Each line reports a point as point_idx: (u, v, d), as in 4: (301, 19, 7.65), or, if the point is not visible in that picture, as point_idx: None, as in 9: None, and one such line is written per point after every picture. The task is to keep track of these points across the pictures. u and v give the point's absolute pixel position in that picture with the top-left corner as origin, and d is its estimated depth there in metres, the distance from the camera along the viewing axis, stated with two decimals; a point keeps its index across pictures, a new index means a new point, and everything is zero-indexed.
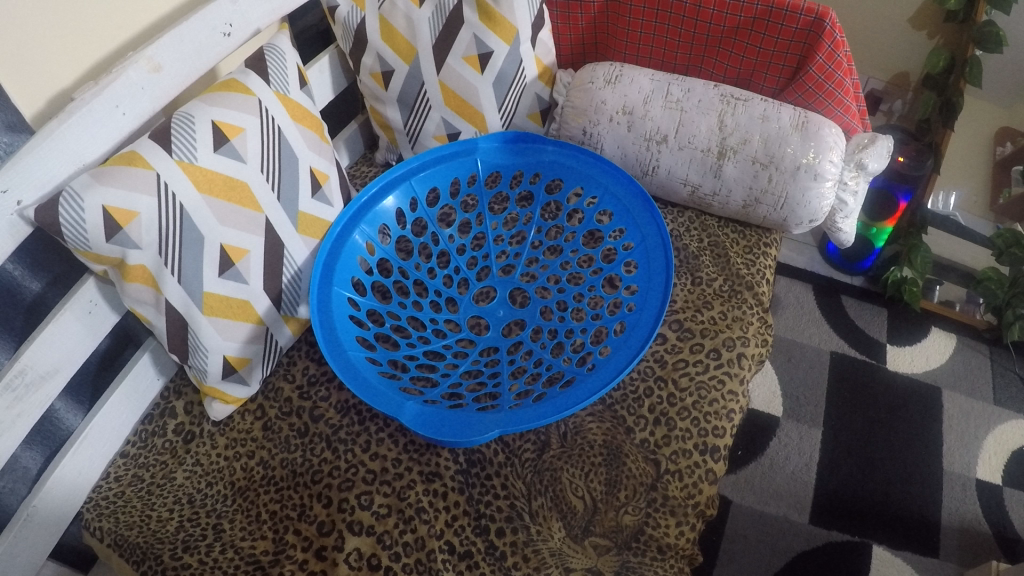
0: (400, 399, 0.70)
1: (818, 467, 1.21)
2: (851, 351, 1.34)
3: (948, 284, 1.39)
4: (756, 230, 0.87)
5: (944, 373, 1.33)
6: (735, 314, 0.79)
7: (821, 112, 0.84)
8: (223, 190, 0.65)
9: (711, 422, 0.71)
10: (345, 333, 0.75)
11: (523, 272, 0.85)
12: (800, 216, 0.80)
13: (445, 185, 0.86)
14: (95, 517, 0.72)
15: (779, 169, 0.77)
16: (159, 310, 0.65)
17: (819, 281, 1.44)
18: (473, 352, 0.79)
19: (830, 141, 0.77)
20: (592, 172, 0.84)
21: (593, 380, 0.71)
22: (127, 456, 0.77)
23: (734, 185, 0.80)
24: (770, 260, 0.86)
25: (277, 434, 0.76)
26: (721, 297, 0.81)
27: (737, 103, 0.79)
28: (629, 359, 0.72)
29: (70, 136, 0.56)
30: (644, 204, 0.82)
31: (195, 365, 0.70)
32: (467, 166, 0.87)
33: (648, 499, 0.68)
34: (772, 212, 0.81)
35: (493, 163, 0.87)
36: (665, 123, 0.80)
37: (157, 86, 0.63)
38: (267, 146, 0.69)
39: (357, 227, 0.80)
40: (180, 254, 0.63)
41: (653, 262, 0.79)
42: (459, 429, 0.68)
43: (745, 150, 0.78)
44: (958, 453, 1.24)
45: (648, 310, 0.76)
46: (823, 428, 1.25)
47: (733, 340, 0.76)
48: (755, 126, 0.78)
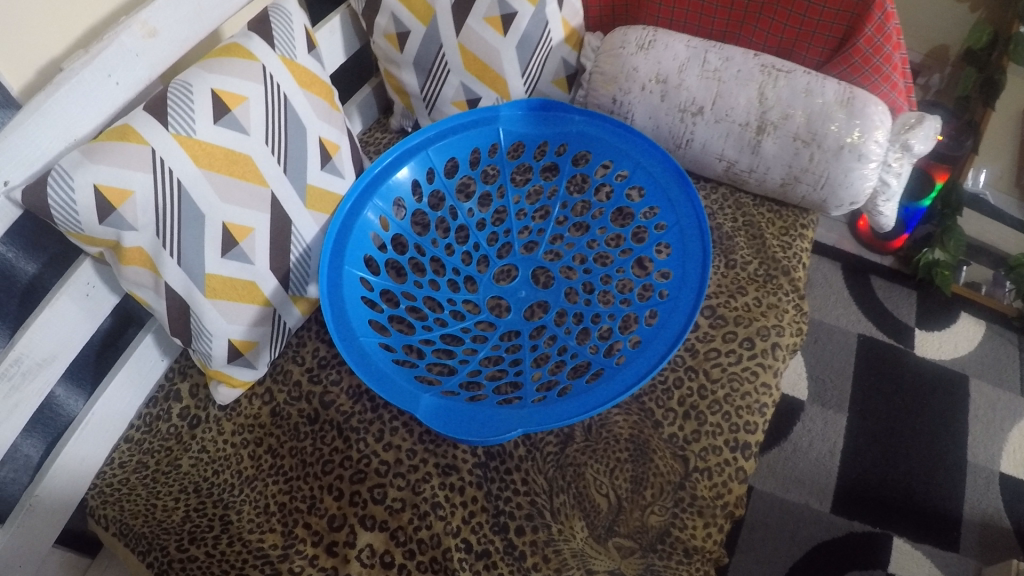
0: (416, 391, 0.68)
1: (841, 455, 1.18)
2: (877, 334, 1.30)
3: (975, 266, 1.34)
4: (794, 210, 0.82)
5: (971, 361, 1.29)
6: (771, 301, 0.75)
7: (866, 88, 0.78)
8: (224, 164, 0.61)
9: (743, 417, 0.68)
10: (357, 317, 0.71)
11: (547, 250, 0.81)
12: (841, 198, 0.75)
13: (464, 155, 0.81)
14: (100, 504, 0.70)
15: (822, 147, 0.72)
16: (159, 293, 0.62)
17: (848, 260, 1.39)
18: (492, 337, 0.76)
19: (876, 119, 0.71)
20: (623, 146, 0.79)
21: (625, 375, 0.68)
22: (131, 441, 0.74)
23: (773, 163, 0.75)
24: (808, 242, 0.81)
25: (286, 420, 0.72)
26: (756, 282, 0.77)
27: (779, 74, 0.74)
28: (662, 354, 0.69)
29: (57, 110, 0.52)
30: (681, 182, 0.77)
31: (199, 348, 0.66)
32: (488, 135, 0.81)
33: (675, 499, 0.65)
34: (811, 192, 0.76)
35: (516, 133, 0.81)
36: (702, 94, 0.75)
37: (152, 53, 0.58)
38: (272, 115, 0.64)
39: (370, 201, 0.75)
40: (179, 234, 0.59)
41: (688, 245, 0.75)
42: (480, 427, 0.65)
43: (787, 126, 0.73)
44: (983, 444, 1.21)
45: (683, 298, 0.72)
46: (848, 414, 1.22)
47: (768, 329, 0.72)
48: (798, 101, 0.72)
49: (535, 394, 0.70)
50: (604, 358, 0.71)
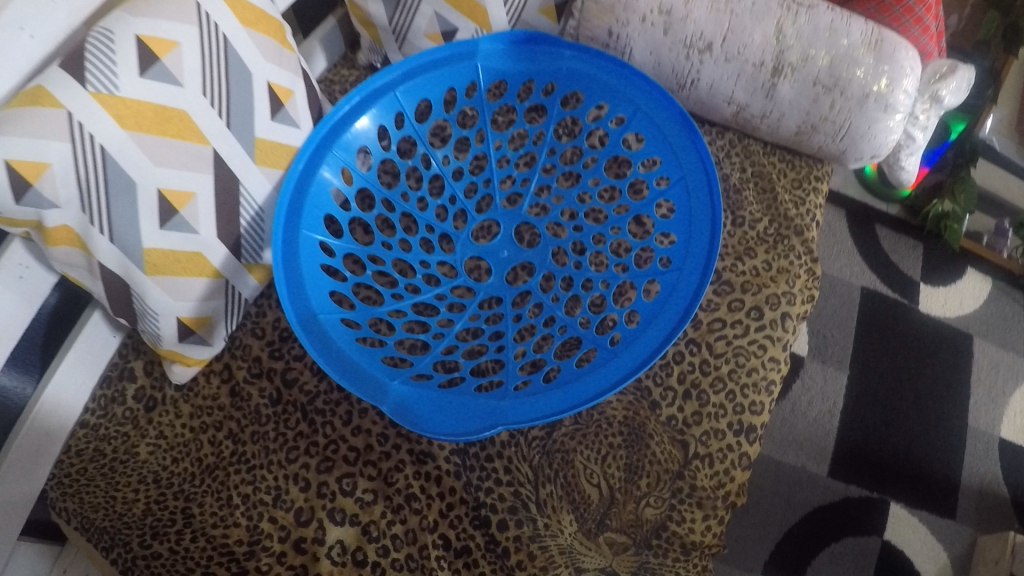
0: (385, 378, 0.63)
1: (841, 414, 1.13)
2: (882, 287, 1.23)
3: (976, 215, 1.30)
4: (808, 160, 0.74)
5: (976, 320, 1.24)
6: (782, 265, 0.68)
7: (896, 29, 0.68)
8: (155, 124, 0.52)
9: (749, 397, 0.63)
10: (318, 294, 0.64)
11: (532, 203, 0.73)
12: (862, 150, 0.68)
13: (438, 96, 0.70)
14: (59, 497, 0.66)
15: (845, 94, 0.64)
16: (93, 273, 0.55)
17: (853, 207, 1.29)
18: (471, 305, 0.70)
19: (905, 64, 0.63)
20: (621, 88, 0.69)
21: (622, 361, 0.64)
22: (86, 427, 0.67)
23: (789, 109, 0.68)
24: (821, 197, 0.74)
25: (246, 402, 0.66)
26: (766, 242, 0.70)
27: (799, 9, 0.64)
28: (670, 331, 0.64)
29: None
30: (687, 129, 0.67)
31: (146, 329, 0.60)
32: (466, 73, 0.70)
33: (673, 489, 0.60)
34: (829, 143, 0.69)
35: (496, 70, 0.70)
36: (711, 29, 0.65)
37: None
38: (209, 61, 0.54)
39: (326, 157, 0.66)
40: (108, 207, 0.52)
41: (695, 207, 0.68)
42: (457, 418, 0.62)
43: (807, 68, 0.64)
44: (984, 408, 1.18)
45: (688, 271, 0.66)
46: (850, 372, 1.16)
47: (778, 297, 0.66)
48: (820, 41, 0.64)
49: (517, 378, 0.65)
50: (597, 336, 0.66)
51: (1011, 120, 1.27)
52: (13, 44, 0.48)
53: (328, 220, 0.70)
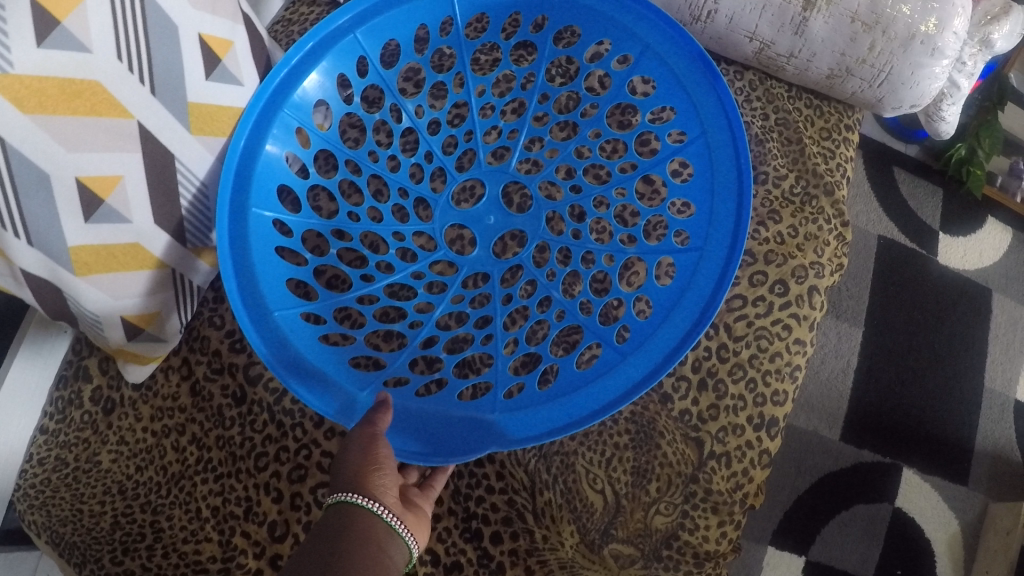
0: (348, 385, 0.57)
1: (855, 374, 1.08)
2: (900, 237, 1.16)
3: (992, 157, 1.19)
4: (837, 105, 0.66)
5: (996, 274, 1.18)
6: (809, 231, 0.60)
7: None
8: (62, 102, 0.43)
9: (771, 386, 0.56)
10: (271, 286, 0.58)
11: (522, 158, 0.65)
12: (901, 99, 0.61)
13: (409, 36, 0.62)
14: (27, 508, 0.60)
15: (887, 34, 0.56)
16: (18, 280, 0.48)
17: (872, 147, 1.20)
18: (452, 284, 0.64)
19: (959, 1, 0.55)
20: (628, 22, 0.60)
21: (629, 366, 0.56)
22: (46, 433, 0.61)
23: (821, 49, 0.59)
24: (852, 147, 0.66)
25: (209, 403, 0.60)
26: (792, 204, 0.62)
27: None
28: (690, 328, 0.56)
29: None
30: (709, 74, 0.58)
31: (88, 329, 0.54)
32: (439, 8, 0.62)
33: (686, 494, 0.55)
34: (864, 89, 0.61)
35: (477, 4, 0.62)
36: None
37: None
38: (124, 16, 0.45)
39: (277, 119, 0.59)
40: (18, 205, 0.44)
41: (718, 177, 0.58)
42: (443, 447, 0.55)
43: (844, 2, 0.56)
44: (1000, 367, 1.13)
45: (713, 249, 0.58)
46: (866, 328, 1.10)
47: (805, 270, 0.59)
48: None
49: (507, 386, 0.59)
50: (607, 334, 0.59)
51: None
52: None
53: (285, 195, 0.63)
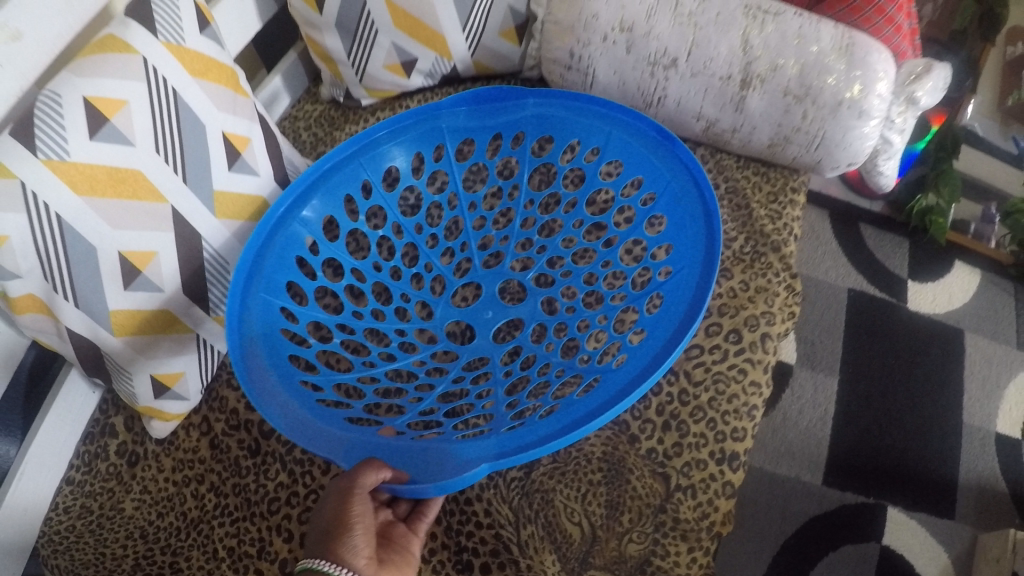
0: (338, 429, 0.58)
1: (833, 422, 1.13)
2: (869, 288, 1.24)
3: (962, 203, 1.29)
4: (783, 171, 0.73)
5: (967, 315, 1.24)
6: (759, 284, 0.67)
7: (868, 32, 0.68)
8: (109, 186, 0.53)
9: (730, 424, 0.62)
10: (274, 354, 0.62)
11: (514, 260, 0.72)
12: (838, 159, 0.68)
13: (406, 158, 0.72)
14: (50, 554, 0.66)
15: (817, 103, 0.64)
16: (63, 337, 0.57)
17: (837, 207, 1.30)
18: (453, 368, 0.68)
19: (879, 68, 0.63)
20: (590, 120, 0.69)
21: (621, 374, 0.58)
22: (72, 483, 0.67)
23: (760, 121, 0.67)
24: (799, 208, 0.73)
25: (226, 454, 0.66)
26: (742, 261, 0.69)
27: (764, 18, 0.64)
28: (663, 347, 0.59)
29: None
30: (665, 140, 0.67)
31: (121, 388, 0.61)
32: (434, 133, 0.72)
33: (656, 523, 0.60)
34: (804, 153, 0.69)
35: (462, 128, 0.72)
36: (675, 44, 0.65)
37: (18, 57, 0.54)
38: (161, 117, 0.55)
39: (298, 210, 0.67)
40: (70, 272, 0.53)
41: (683, 210, 0.65)
42: (442, 465, 0.55)
43: (776, 79, 0.64)
44: (979, 403, 1.17)
45: (690, 267, 0.63)
46: (840, 377, 1.16)
47: (757, 318, 0.66)
48: (788, 49, 0.63)
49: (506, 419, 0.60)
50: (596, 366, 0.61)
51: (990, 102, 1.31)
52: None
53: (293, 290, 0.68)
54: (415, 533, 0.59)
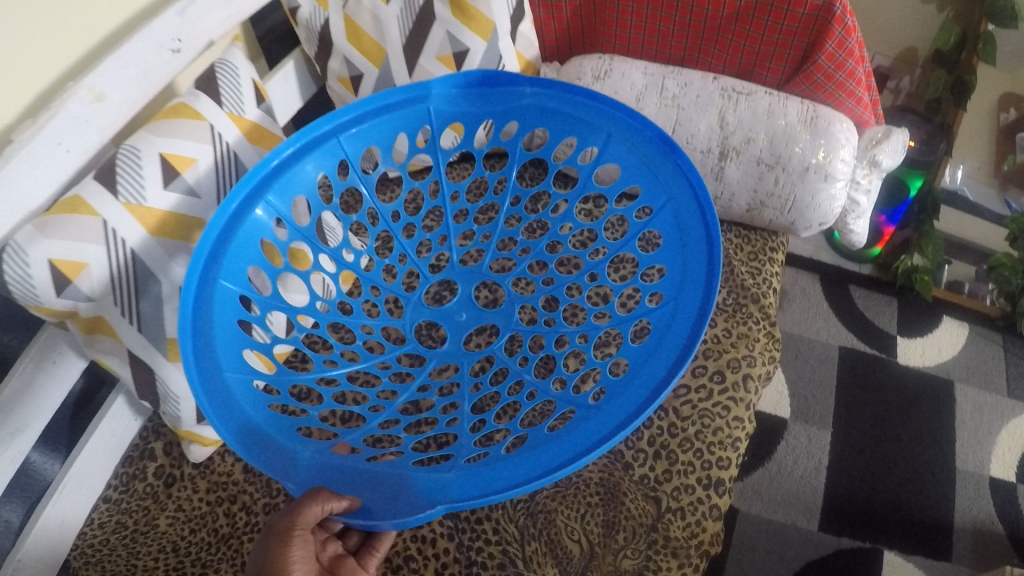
0: (294, 447, 0.63)
1: (827, 471, 1.17)
2: (859, 345, 1.30)
3: (956, 264, 1.36)
4: (762, 234, 0.84)
5: (956, 366, 1.29)
6: (741, 331, 0.76)
7: (832, 104, 0.84)
8: (177, 230, 0.64)
9: (716, 454, 0.69)
10: (226, 355, 0.64)
11: (493, 260, 0.81)
12: (809, 219, 0.76)
13: (386, 141, 0.73)
14: (82, 565, 0.70)
15: (786, 169, 0.73)
16: (123, 360, 0.64)
17: (826, 270, 1.38)
18: (419, 376, 0.75)
19: (841, 137, 0.73)
20: (592, 120, 0.72)
21: (605, 414, 0.62)
22: (109, 501, 0.74)
23: (737, 188, 0.77)
24: (778, 265, 0.83)
25: (259, 477, 0.74)
26: (725, 312, 0.78)
27: (738, 98, 0.76)
28: (656, 387, 0.63)
29: (9, 183, 0.55)
30: (667, 150, 0.70)
31: (167, 412, 0.68)
32: (420, 116, 0.73)
33: (648, 541, 0.65)
34: (778, 216, 0.78)
35: (450, 115, 0.73)
36: (662, 122, 0.77)
37: (101, 117, 0.62)
38: (222, 176, 0.67)
39: (262, 199, 0.68)
40: (136, 300, 0.62)
41: (688, 234, 0.69)
42: (389, 504, 0.60)
43: (749, 150, 0.74)
44: (971, 449, 1.21)
45: (686, 300, 0.67)
46: (833, 428, 1.21)
47: (739, 361, 0.73)
48: (760, 123, 0.74)
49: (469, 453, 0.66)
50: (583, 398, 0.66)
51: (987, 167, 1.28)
52: (55, 161, 0.59)
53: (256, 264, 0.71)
54: (364, 566, 0.62)
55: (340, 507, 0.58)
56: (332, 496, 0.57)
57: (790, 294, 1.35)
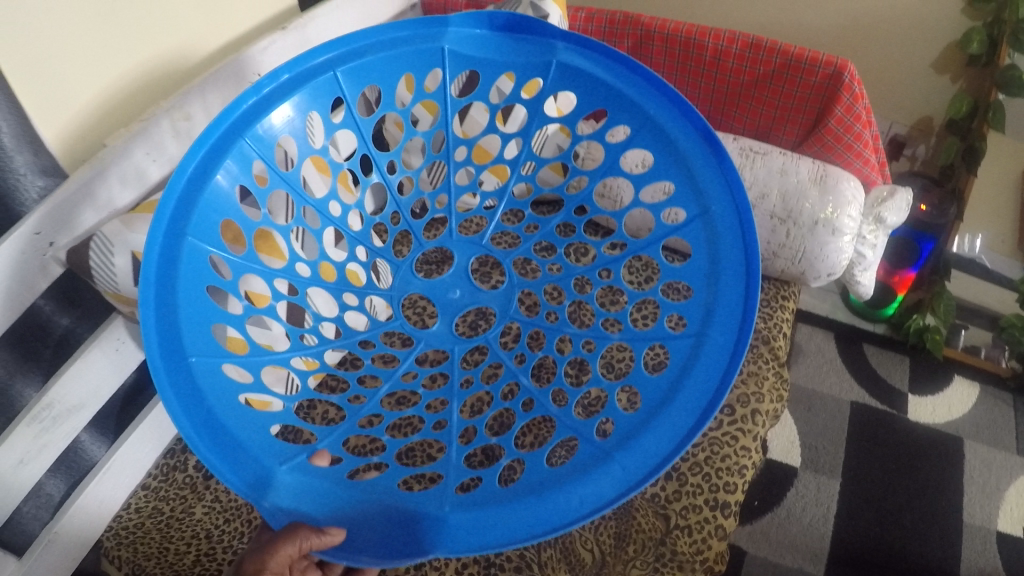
0: (272, 469, 0.58)
1: (835, 519, 1.19)
2: (872, 401, 1.32)
3: (973, 329, 1.37)
4: (775, 283, 0.89)
5: (966, 424, 1.31)
6: (751, 369, 0.81)
7: (840, 164, 0.90)
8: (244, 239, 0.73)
9: (723, 478, 0.72)
10: (191, 321, 0.59)
11: (493, 231, 0.81)
12: (819, 270, 0.83)
13: (386, 86, 0.67)
14: (115, 545, 0.75)
15: (797, 223, 0.81)
16: None
17: (841, 328, 1.43)
18: (406, 362, 0.77)
19: (848, 194, 0.80)
20: (630, 92, 0.64)
21: (626, 463, 0.57)
22: (147, 489, 0.80)
23: None
24: (789, 312, 0.88)
25: None
26: None
27: (756, 156, 0.85)
28: (671, 451, 0.57)
29: (99, 181, 0.66)
30: (714, 152, 0.62)
31: None
32: (428, 59, 0.67)
33: (657, 554, 0.69)
34: (790, 266, 0.84)
35: (464, 58, 0.66)
36: None
37: (186, 132, 0.74)
38: None
39: (233, 151, 0.62)
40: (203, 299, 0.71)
41: (726, 262, 0.62)
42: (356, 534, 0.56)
43: (762, 204, 0.82)
44: (979, 504, 1.22)
45: (718, 339, 0.60)
46: (842, 479, 1.23)
47: (747, 396, 0.78)
48: (774, 180, 0.83)
49: (459, 478, 0.63)
50: (590, 432, 0.62)
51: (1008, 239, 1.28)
52: (140, 166, 0.70)
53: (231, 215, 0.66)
54: None
55: (321, 542, 0.54)
56: (310, 534, 0.54)
57: (804, 349, 1.39)
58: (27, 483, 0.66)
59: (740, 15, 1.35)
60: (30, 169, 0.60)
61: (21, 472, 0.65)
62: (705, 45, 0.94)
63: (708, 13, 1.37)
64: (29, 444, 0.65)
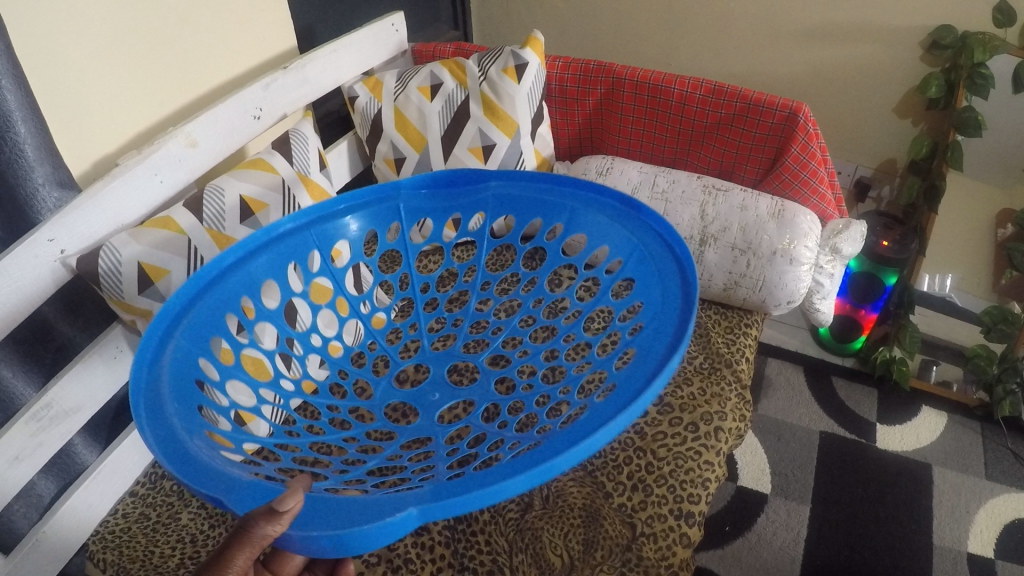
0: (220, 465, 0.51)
1: (806, 543, 1.21)
2: (839, 430, 1.37)
3: (944, 365, 1.44)
4: (738, 311, 0.97)
5: (935, 451, 1.34)
6: (714, 390, 0.85)
7: (798, 199, 0.98)
8: None
9: (688, 490, 0.77)
10: (180, 395, 0.59)
11: (465, 341, 0.80)
12: (779, 297, 0.88)
13: (356, 237, 0.77)
14: (100, 548, 0.77)
15: (756, 254, 0.87)
16: None
17: (809, 362, 1.50)
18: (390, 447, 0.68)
19: (804, 228, 0.87)
20: (557, 199, 0.76)
21: (606, 405, 0.52)
22: (135, 495, 0.84)
23: (715, 270, 0.90)
24: (752, 337, 0.95)
25: None
26: (702, 373, 0.88)
27: (717, 194, 0.92)
28: (644, 385, 0.54)
29: (111, 196, 0.72)
30: (632, 208, 0.73)
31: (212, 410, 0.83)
32: (388, 213, 0.78)
33: (623, 559, 0.72)
34: (751, 294, 0.90)
35: (416, 208, 0.78)
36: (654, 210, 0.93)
37: (191, 158, 0.81)
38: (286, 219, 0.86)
39: (222, 284, 0.68)
40: None
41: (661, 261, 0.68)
42: (321, 510, 0.47)
43: (724, 237, 0.89)
44: (948, 527, 1.23)
45: (663, 315, 0.62)
46: (812, 504, 1.26)
47: (711, 415, 0.82)
48: (734, 215, 0.90)
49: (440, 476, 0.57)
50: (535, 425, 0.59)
51: (970, 276, 1.35)
52: (150, 187, 0.77)
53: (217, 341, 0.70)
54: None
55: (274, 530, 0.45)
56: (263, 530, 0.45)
57: (774, 382, 1.46)
58: (20, 482, 0.68)
59: (710, 67, 1.45)
60: (47, 181, 0.64)
61: (13, 470, 0.67)
62: (671, 90, 1.01)
63: (685, 67, 1.48)
64: (25, 441, 0.68)
